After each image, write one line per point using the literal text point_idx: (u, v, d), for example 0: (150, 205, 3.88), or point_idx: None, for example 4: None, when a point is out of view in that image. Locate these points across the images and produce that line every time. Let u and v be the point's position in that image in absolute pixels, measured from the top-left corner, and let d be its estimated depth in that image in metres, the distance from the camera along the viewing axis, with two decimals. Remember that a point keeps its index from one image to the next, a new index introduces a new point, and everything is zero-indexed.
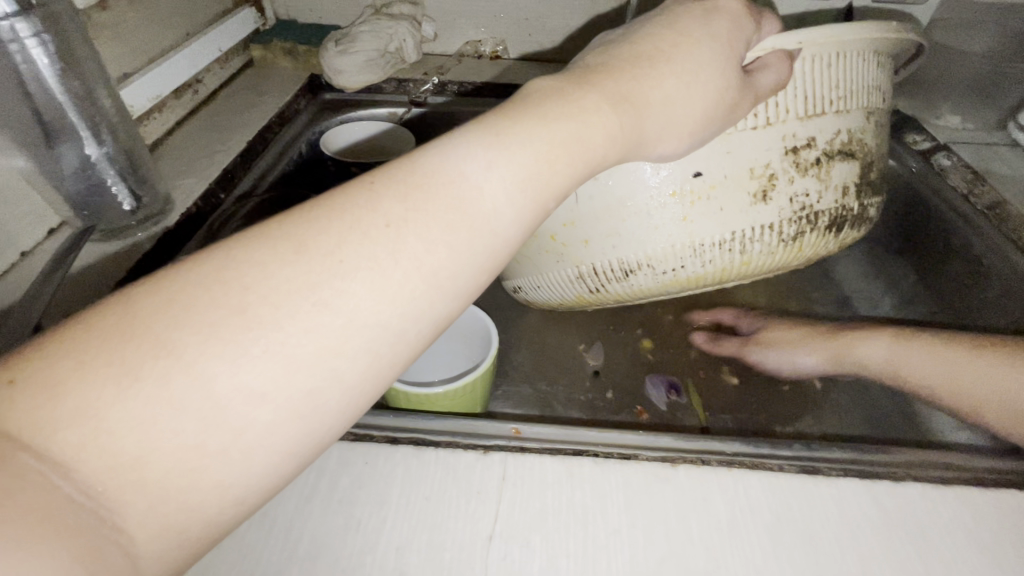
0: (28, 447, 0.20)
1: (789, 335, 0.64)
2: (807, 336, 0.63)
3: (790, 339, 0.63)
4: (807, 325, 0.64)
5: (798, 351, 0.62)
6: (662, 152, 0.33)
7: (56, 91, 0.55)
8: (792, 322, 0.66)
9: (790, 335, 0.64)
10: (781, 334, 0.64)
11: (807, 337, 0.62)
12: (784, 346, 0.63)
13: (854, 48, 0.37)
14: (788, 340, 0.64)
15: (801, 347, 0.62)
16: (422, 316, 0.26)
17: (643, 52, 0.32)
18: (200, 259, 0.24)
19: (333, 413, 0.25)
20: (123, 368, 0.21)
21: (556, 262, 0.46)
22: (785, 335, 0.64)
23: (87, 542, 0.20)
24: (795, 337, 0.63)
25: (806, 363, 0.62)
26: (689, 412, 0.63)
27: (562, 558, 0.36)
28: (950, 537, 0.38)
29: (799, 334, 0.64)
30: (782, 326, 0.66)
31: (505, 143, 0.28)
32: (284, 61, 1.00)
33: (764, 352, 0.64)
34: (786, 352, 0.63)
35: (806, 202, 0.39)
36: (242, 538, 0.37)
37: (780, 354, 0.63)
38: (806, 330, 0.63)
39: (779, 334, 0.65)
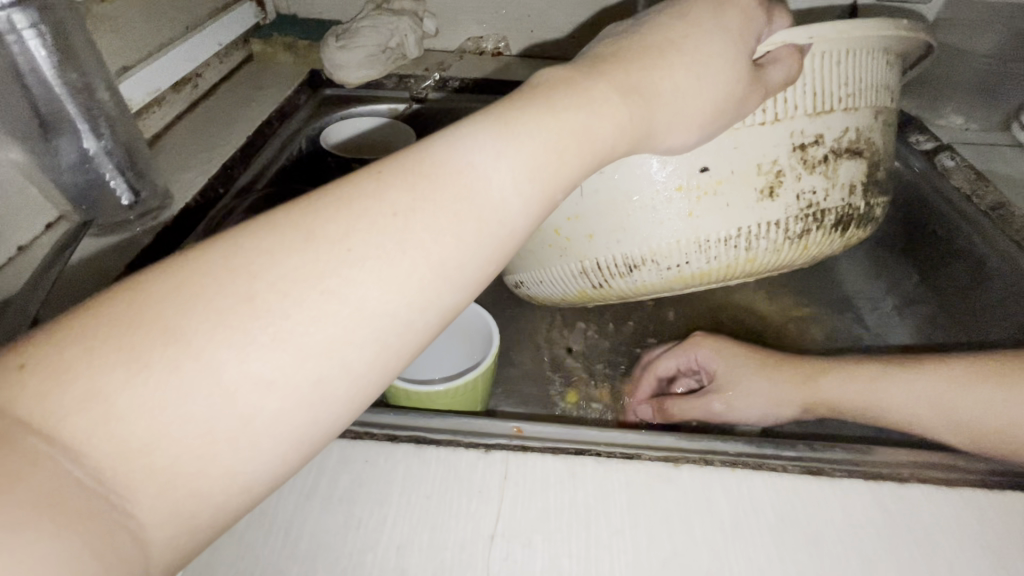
0: (39, 431, 0.20)
1: (759, 387, 0.53)
2: (784, 383, 0.53)
3: (763, 393, 0.53)
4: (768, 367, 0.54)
5: (783, 411, 0.53)
6: (671, 145, 0.33)
7: (54, 82, 0.55)
8: (751, 367, 0.54)
9: (766, 392, 0.53)
10: (749, 389, 0.54)
11: (785, 389, 0.52)
12: (762, 404, 0.53)
13: (863, 46, 0.37)
14: (765, 395, 0.53)
15: (780, 400, 0.52)
16: (430, 306, 0.26)
17: (652, 43, 0.31)
18: (207, 247, 0.24)
19: (342, 403, 0.25)
20: (131, 354, 0.21)
21: (560, 258, 0.46)
22: (760, 390, 0.53)
23: (97, 528, 0.20)
24: (772, 389, 0.53)
25: (786, 417, 0.53)
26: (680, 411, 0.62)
27: (564, 558, 0.36)
28: (954, 539, 0.37)
29: (766, 385, 0.53)
30: (744, 373, 0.54)
31: (513, 133, 0.27)
32: (284, 56, 0.99)
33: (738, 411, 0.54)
34: (767, 410, 0.53)
35: (813, 199, 0.39)
36: (241, 536, 0.37)
37: (760, 412, 0.53)
38: (777, 375, 0.53)
39: (751, 386, 0.54)
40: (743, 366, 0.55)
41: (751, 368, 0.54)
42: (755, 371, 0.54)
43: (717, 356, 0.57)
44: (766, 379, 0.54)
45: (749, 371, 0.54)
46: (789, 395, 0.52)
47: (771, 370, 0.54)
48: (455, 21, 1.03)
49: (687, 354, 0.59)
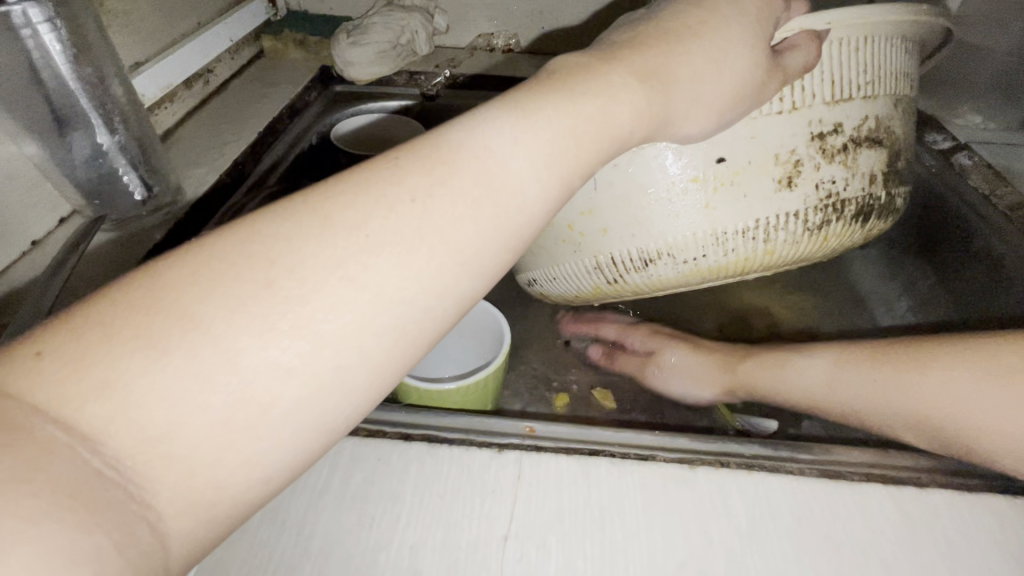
0: (57, 419, 0.19)
1: (686, 356, 0.61)
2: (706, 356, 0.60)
3: (684, 363, 0.60)
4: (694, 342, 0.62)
5: (700, 379, 0.59)
6: (688, 134, 0.32)
7: (68, 77, 0.55)
8: (682, 341, 0.62)
9: (687, 363, 0.60)
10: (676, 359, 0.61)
11: (704, 361, 0.60)
12: (680, 372, 0.60)
13: (882, 33, 0.36)
14: (686, 365, 0.60)
15: (704, 371, 0.59)
16: (448, 293, 0.25)
17: (670, 29, 0.31)
18: (225, 234, 0.24)
19: (361, 392, 0.24)
20: (150, 340, 0.21)
21: (573, 253, 0.45)
22: (683, 361, 0.61)
23: (117, 517, 0.19)
24: (693, 360, 0.60)
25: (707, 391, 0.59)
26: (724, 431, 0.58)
27: (578, 559, 0.36)
28: (975, 544, 0.36)
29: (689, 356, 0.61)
30: (675, 346, 0.62)
31: (531, 119, 0.27)
32: (296, 53, 0.99)
33: (665, 375, 0.61)
34: (685, 378, 0.60)
35: (832, 189, 0.38)
36: (255, 532, 0.37)
37: (679, 379, 0.60)
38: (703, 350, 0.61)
39: (677, 355, 0.61)
40: (677, 342, 0.63)
41: (683, 344, 0.62)
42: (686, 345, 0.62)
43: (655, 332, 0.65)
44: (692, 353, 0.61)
45: (679, 345, 0.62)
46: (704, 366, 0.59)
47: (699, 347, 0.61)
48: (465, 17, 1.03)
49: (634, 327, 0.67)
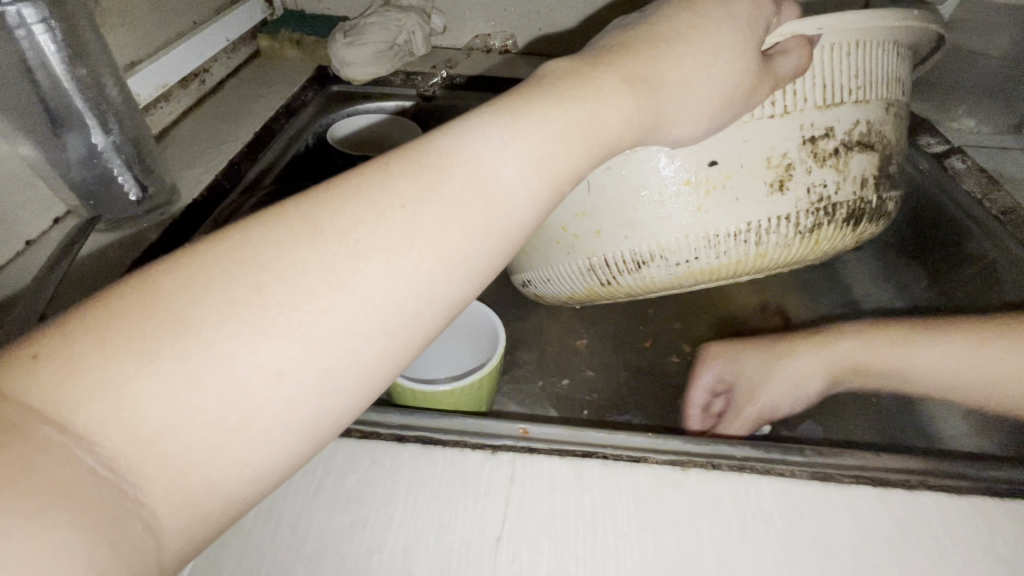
0: (52, 420, 0.19)
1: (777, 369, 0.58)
2: (797, 363, 0.56)
3: (782, 377, 0.57)
4: (777, 353, 0.58)
5: (806, 385, 0.56)
6: (680, 138, 0.33)
7: (63, 78, 0.54)
8: (757, 360, 0.59)
9: (781, 374, 0.57)
10: (764, 375, 0.58)
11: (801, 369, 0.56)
12: (782, 386, 0.56)
13: (874, 38, 0.36)
14: (784, 377, 0.57)
15: (807, 376, 0.56)
16: (438, 296, 0.25)
17: (661, 32, 0.31)
18: (218, 237, 0.24)
19: (351, 394, 0.24)
20: (142, 343, 0.21)
21: (567, 254, 0.45)
22: (776, 375, 0.57)
23: (109, 518, 0.19)
24: (790, 368, 0.56)
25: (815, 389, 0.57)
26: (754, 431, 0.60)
27: (570, 561, 0.36)
28: (964, 546, 0.37)
29: (789, 368, 0.57)
30: (757, 363, 0.59)
31: (521, 125, 0.27)
32: (292, 52, 0.99)
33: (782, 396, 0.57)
34: (796, 387, 0.56)
35: (823, 192, 0.38)
36: (250, 533, 0.37)
37: (792, 392, 0.56)
38: (792, 355, 0.57)
39: (766, 373, 0.58)
40: (747, 356, 0.60)
41: (760, 358, 0.59)
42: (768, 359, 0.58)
43: (722, 357, 0.62)
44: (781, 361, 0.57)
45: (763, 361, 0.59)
46: (806, 374, 0.56)
47: (775, 352, 0.58)
48: (462, 18, 1.03)
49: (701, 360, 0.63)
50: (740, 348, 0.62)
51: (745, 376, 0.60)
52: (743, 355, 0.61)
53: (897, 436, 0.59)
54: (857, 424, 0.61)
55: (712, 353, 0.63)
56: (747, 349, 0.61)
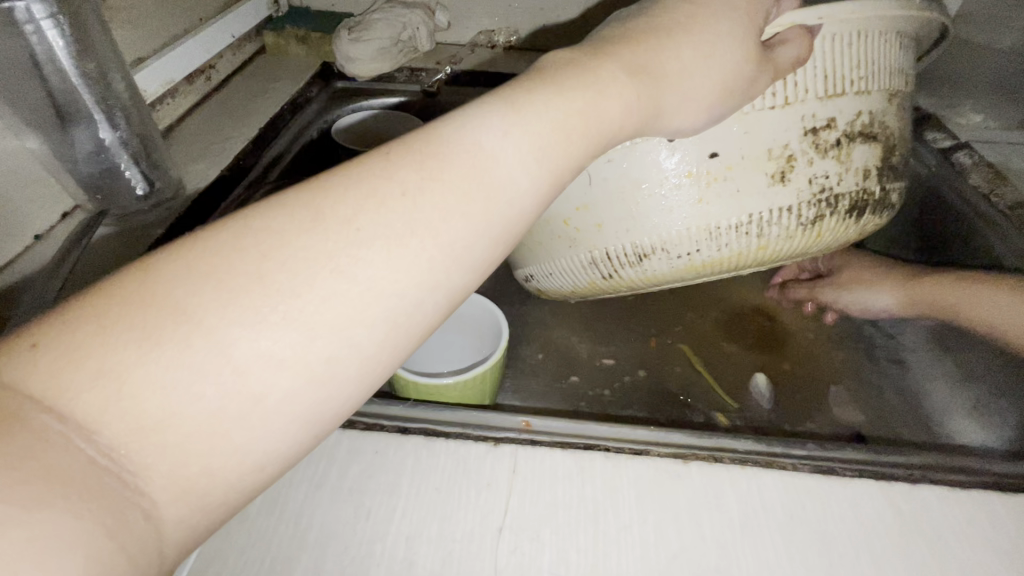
0: (50, 409, 0.20)
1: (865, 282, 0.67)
2: (885, 273, 0.66)
3: (867, 279, 0.67)
4: (881, 263, 0.67)
5: (875, 290, 0.65)
6: (681, 128, 0.33)
7: (71, 73, 0.55)
8: (864, 261, 0.69)
9: (865, 276, 0.67)
10: (853, 274, 0.68)
11: (884, 276, 0.65)
12: (860, 287, 0.67)
13: (875, 28, 0.36)
14: (867, 278, 0.67)
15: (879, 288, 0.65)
16: (439, 286, 0.25)
17: (661, 23, 0.31)
18: (216, 227, 0.24)
19: (352, 383, 0.25)
20: (143, 331, 0.21)
21: (569, 248, 0.45)
22: (864, 275, 0.67)
23: (110, 505, 0.20)
24: (875, 275, 0.66)
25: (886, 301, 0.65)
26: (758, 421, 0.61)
27: (571, 551, 0.36)
28: (966, 540, 0.37)
29: (874, 275, 0.66)
30: (857, 265, 0.69)
31: (520, 113, 0.27)
32: (297, 48, 0.99)
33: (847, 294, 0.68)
34: (869, 290, 0.66)
35: (826, 184, 0.38)
36: (253, 523, 0.37)
37: (864, 292, 0.66)
38: (885, 270, 0.66)
39: (856, 273, 0.68)
40: (859, 260, 0.69)
41: (867, 262, 0.68)
42: (865, 263, 0.68)
43: (857, 256, 0.70)
44: (870, 270, 0.67)
45: (862, 263, 0.68)
46: (883, 281, 0.65)
47: (886, 265, 0.67)
48: (465, 14, 1.02)
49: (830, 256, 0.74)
50: (864, 256, 0.70)
51: (840, 271, 0.70)
52: (879, 259, 0.69)
53: (903, 432, 0.59)
54: (856, 414, 0.61)
55: (850, 251, 0.72)
56: (882, 258, 0.69)
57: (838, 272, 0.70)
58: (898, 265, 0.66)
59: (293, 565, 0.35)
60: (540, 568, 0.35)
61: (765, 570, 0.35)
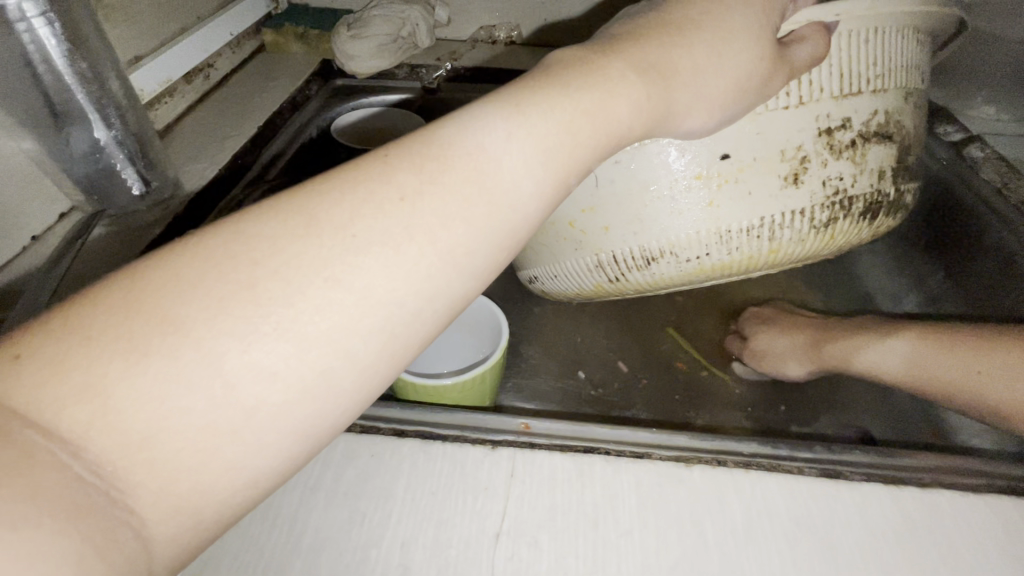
0: (36, 424, 0.19)
1: (777, 340, 0.62)
2: (795, 337, 0.61)
3: (779, 347, 0.61)
4: (791, 326, 0.62)
5: (792, 358, 0.60)
6: (691, 129, 0.31)
7: (65, 71, 0.54)
8: (770, 322, 0.64)
9: (776, 344, 0.61)
10: (767, 342, 0.62)
11: (794, 343, 0.61)
12: (776, 355, 0.61)
13: (893, 24, 0.35)
14: (779, 346, 0.61)
15: (791, 350, 0.61)
16: (439, 293, 0.25)
17: (672, 20, 0.30)
18: (206, 233, 0.23)
19: (350, 395, 0.24)
20: (129, 342, 0.20)
21: (574, 250, 0.44)
22: (775, 343, 0.61)
23: (96, 523, 0.19)
24: (786, 341, 0.61)
25: (800, 369, 0.60)
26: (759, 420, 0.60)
27: (570, 557, 0.35)
28: (978, 548, 0.36)
29: (787, 342, 0.61)
30: (763, 331, 0.63)
31: (525, 114, 0.26)
32: (296, 46, 0.98)
33: (762, 359, 0.62)
34: (780, 359, 0.61)
35: (840, 185, 0.37)
36: (246, 530, 0.36)
37: (776, 361, 0.61)
38: (793, 334, 0.61)
39: (767, 338, 0.62)
40: (762, 323, 0.64)
41: (772, 326, 0.63)
42: (773, 328, 0.63)
43: (761, 319, 0.65)
44: (779, 334, 0.62)
45: (771, 328, 0.63)
46: (794, 347, 0.60)
47: (792, 329, 0.62)
48: (466, 10, 1.01)
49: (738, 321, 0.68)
50: (768, 313, 0.66)
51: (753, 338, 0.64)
52: (781, 318, 0.64)
53: (910, 433, 0.58)
54: (872, 417, 0.60)
55: (753, 313, 0.67)
56: (783, 317, 0.64)
57: (750, 338, 0.64)
58: (803, 325, 0.62)
59: (287, 570, 0.35)
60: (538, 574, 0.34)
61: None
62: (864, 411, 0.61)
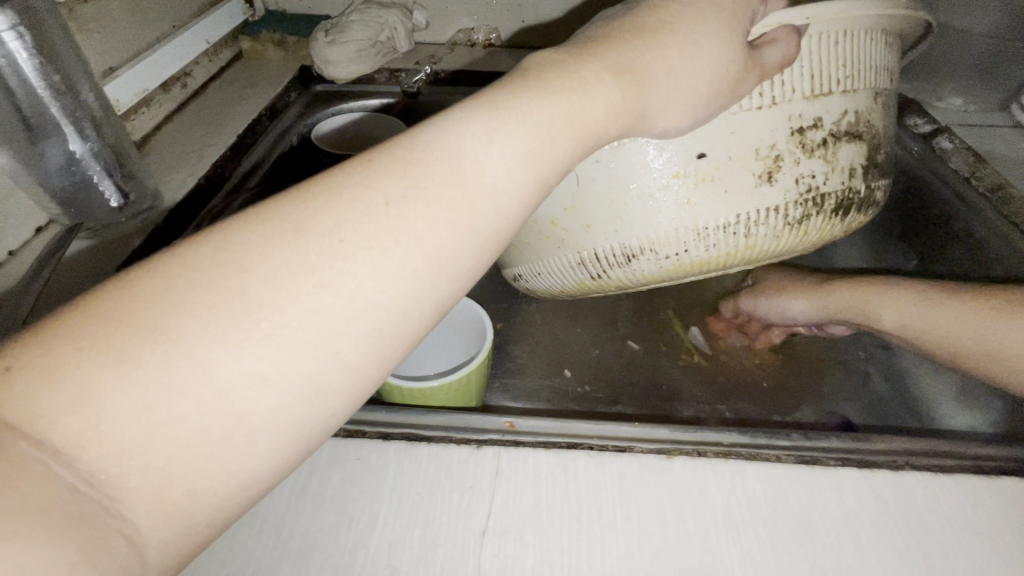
0: (27, 436, 0.19)
1: (785, 285, 0.64)
2: (800, 284, 0.63)
3: (785, 286, 0.64)
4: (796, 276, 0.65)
5: (792, 299, 0.62)
6: (667, 128, 0.32)
7: (38, 85, 0.53)
8: (777, 273, 0.67)
9: (784, 285, 0.64)
10: (775, 282, 0.65)
11: (797, 288, 0.63)
12: (780, 295, 0.63)
13: (862, 27, 0.36)
14: (783, 288, 0.64)
15: (794, 292, 0.62)
16: (424, 297, 0.25)
17: (645, 24, 0.31)
18: (193, 242, 0.23)
19: (338, 399, 0.24)
20: (121, 353, 0.20)
21: (557, 248, 0.45)
22: (781, 285, 0.65)
23: (90, 535, 0.19)
24: (791, 286, 0.63)
25: (801, 311, 0.62)
26: (746, 409, 0.62)
27: (555, 552, 0.36)
28: (951, 526, 0.37)
29: (794, 282, 0.64)
30: (778, 276, 0.66)
31: (505, 119, 0.26)
32: (274, 53, 0.98)
33: (763, 302, 0.65)
34: (783, 300, 0.63)
35: (812, 183, 0.38)
36: (234, 539, 0.36)
37: (778, 302, 0.63)
38: (801, 279, 0.64)
39: (776, 283, 0.65)
40: (777, 273, 0.67)
41: (783, 275, 0.66)
42: (782, 277, 0.66)
43: (776, 269, 0.68)
44: (789, 280, 0.65)
45: (782, 276, 0.66)
46: (799, 287, 0.62)
47: (800, 278, 0.64)
48: (444, 13, 1.01)
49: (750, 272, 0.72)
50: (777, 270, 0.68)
51: (763, 282, 0.67)
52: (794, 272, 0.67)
53: (890, 419, 0.60)
54: (850, 404, 0.62)
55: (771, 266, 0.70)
56: (794, 271, 0.68)
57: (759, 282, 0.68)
58: (806, 278, 0.64)
59: None
60: (524, 569, 0.35)
61: (749, 563, 0.35)
62: (844, 396, 0.63)
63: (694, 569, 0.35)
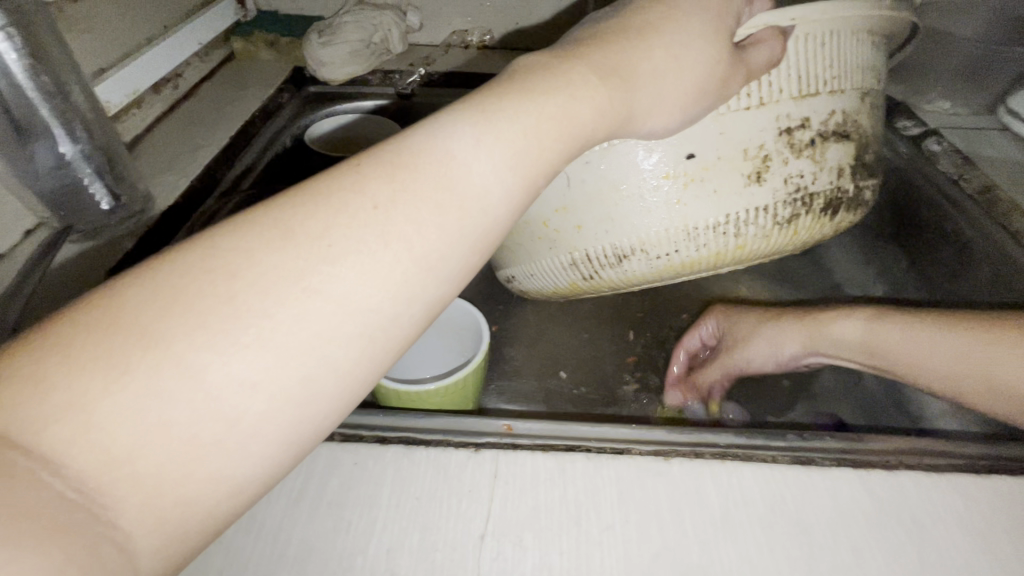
0: (16, 445, 0.19)
1: (753, 329, 0.60)
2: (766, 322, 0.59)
3: (753, 328, 0.60)
4: (758, 314, 0.61)
5: (772, 339, 0.58)
6: (654, 129, 0.32)
7: (27, 87, 0.53)
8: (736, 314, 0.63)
9: (750, 325, 0.60)
10: (742, 326, 0.61)
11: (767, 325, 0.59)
12: (753, 333, 0.59)
13: (847, 28, 0.36)
14: (755, 331, 0.59)
15: (772, 336, 0.58)
16: (415, 299, 0.25)
17: (633, 26, 0.31)
18: (183, 248, 0.23)
19: (330, 402, 0.24)
20: (111, 359, 0.20)
21: (549, 250, 0.45)
22: (744, 326, 0.61)
23: (80, 543, 0.19)
24: (760, 328, 0.59)
25: (785, 350, 0.57)
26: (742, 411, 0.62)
27: (554, 555, 0.36)
28: (945, 524, 0.37)
29: (759, 322, 0.60)
30: (738, 318, 0.62)
31: (492, 120, 0.27)
32: (266, 53, 0.97)
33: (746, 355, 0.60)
34: (762, 343, 0.58)
35: (801, 183, 0.38)
36: (228, 545, 0.36)
37: (758, 347, 0.59)
38: (765, 316, 0.60)
39: (744, 327, 0.61)
40: (735, 309, 0.64)
41: (745, 314, 0.62)
42: (745, 317, 0.61)
43: (731, 311, 0.64)
44: (750, 317, 0.61)
45: (740, 317, 0.62)
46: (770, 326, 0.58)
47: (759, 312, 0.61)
48: (437, 14, 1.01)
49: (703, 317, 0.66)
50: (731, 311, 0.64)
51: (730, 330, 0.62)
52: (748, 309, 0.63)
53: (882, 418, 0.61)
54: (844, 405, 0.63)
55: (722, 311, 0.65)
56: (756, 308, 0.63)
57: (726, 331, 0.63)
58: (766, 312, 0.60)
59: None
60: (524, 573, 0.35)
61: (746, 563, 0.35)
62: (838, 396, 0.63)
63: (693, 571, 0.35)
